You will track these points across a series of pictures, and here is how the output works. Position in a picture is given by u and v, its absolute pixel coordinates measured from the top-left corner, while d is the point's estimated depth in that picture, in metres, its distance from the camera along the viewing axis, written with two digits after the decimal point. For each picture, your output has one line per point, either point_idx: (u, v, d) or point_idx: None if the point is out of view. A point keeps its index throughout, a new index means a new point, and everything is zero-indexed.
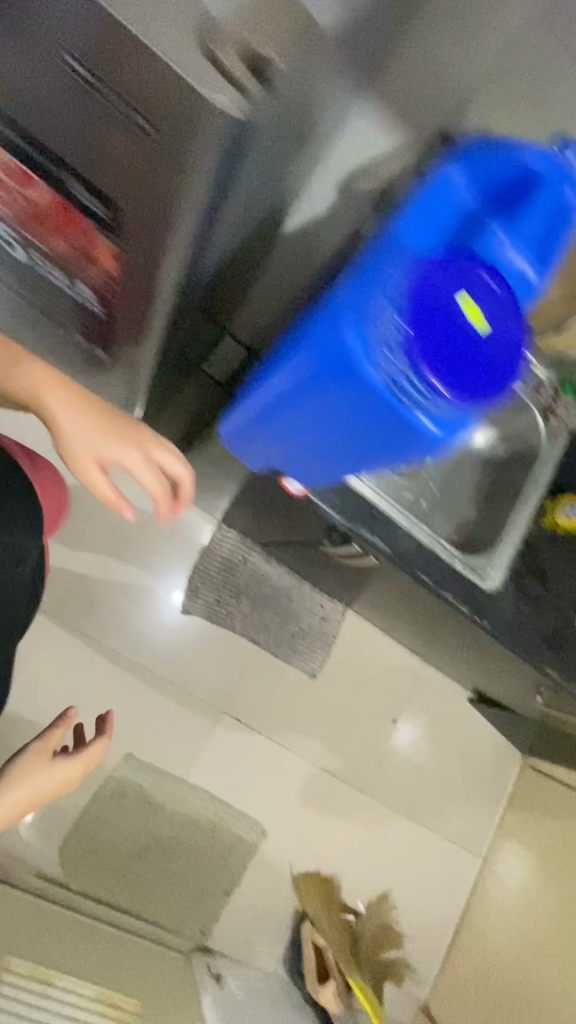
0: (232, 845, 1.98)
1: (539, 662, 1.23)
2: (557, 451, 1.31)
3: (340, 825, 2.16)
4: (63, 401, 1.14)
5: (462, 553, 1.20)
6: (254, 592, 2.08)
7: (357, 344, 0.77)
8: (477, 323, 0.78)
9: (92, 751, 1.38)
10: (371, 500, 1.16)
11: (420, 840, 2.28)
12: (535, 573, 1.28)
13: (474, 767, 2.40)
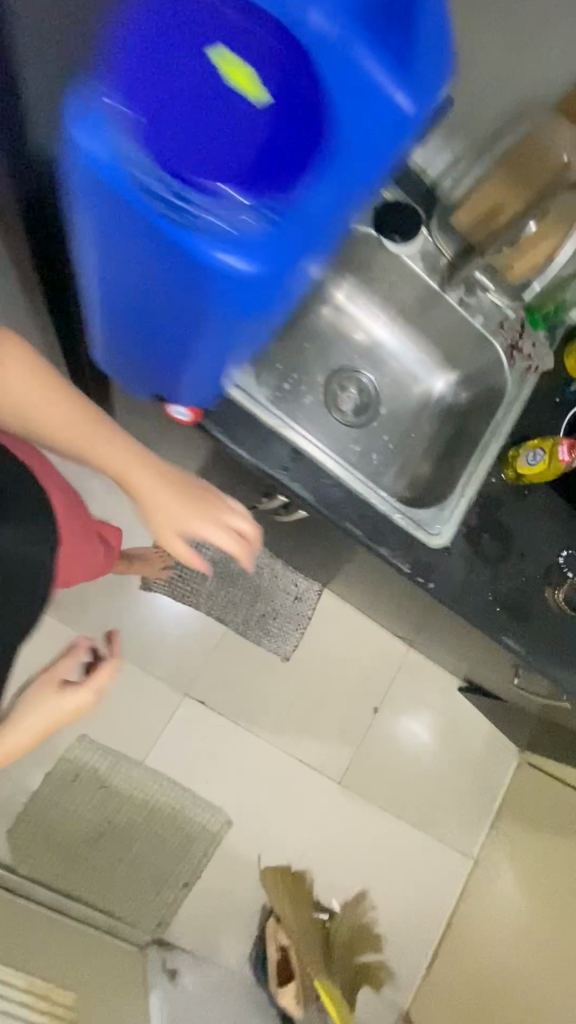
0: (194, 834, 1.87)
1: (498, 631, 1.08)
2: (521, 393, 1.14)
3: (314, 818, 2.02)
4: (131, 461, 1.06)
5: (405, 506, 1.05)
6: (222, 569, 1.97)
7: (93, 151, 0.56)
8: (246, 85, 0.55)
9: (101, 675, 1.20)
10: (294, 442, 1.03)
11: (403, 835, 2.13)
12: (497, 530, 1.12)
13: (464, 763, 2.23)
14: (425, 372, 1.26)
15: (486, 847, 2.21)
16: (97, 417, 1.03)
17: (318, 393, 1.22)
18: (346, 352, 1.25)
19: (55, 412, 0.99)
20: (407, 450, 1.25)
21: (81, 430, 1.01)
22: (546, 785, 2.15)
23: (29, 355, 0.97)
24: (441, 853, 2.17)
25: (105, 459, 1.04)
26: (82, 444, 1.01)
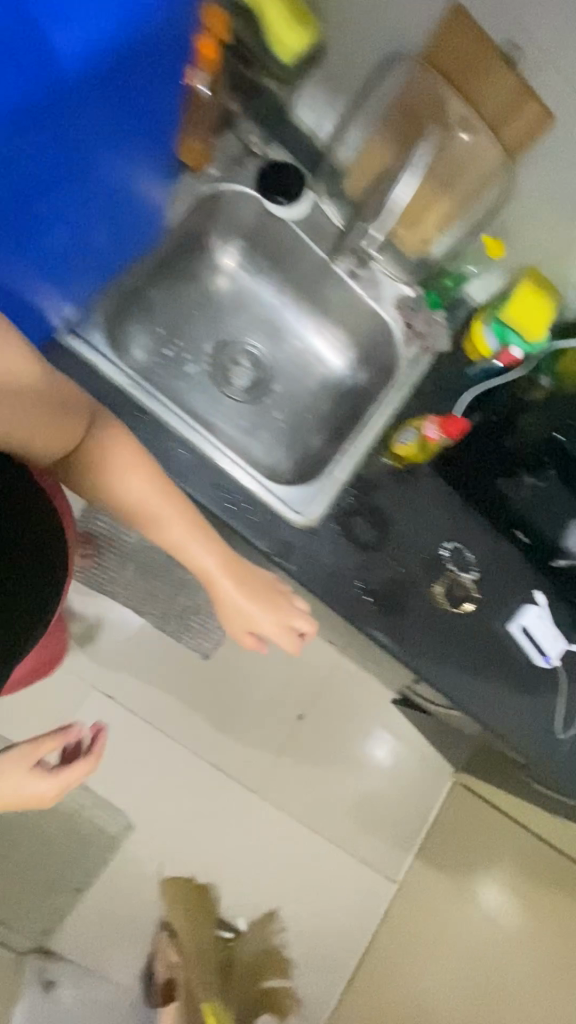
0: (91, 835, 1.80)
1: (365, 620, 1.01)
2: (412, 371, 1.09)
3: (222, 829, 1.91)
4: (228, 564, 0.94)
5: (267, 480, 1.02)
6: (139, 558, 1.83)
7: None
8: None
9: (78, 766, 1.05)
10: (149, 404, 0.99)
11: (320, 853, 2.00)
12: (374, 513, 1.04)
13: (390, 788, 2.08)
14: (327, 350, 1.20)
15: (417, 877, 2.02)
16: (190, 512, 0.91)
17: (205, 367, 1.15)
18: (242, 328, 1.18)
19: (146, 491, 0.88)
20: (297, 430, 1.18)
21: (167, 509, 0.89)
22: (484, 809, 1.98)
23: (120, 438, 0.87)
24: (357, 871, 2.01)
25: (184, 550, 0.92)
26: (163, 527, 0.90)
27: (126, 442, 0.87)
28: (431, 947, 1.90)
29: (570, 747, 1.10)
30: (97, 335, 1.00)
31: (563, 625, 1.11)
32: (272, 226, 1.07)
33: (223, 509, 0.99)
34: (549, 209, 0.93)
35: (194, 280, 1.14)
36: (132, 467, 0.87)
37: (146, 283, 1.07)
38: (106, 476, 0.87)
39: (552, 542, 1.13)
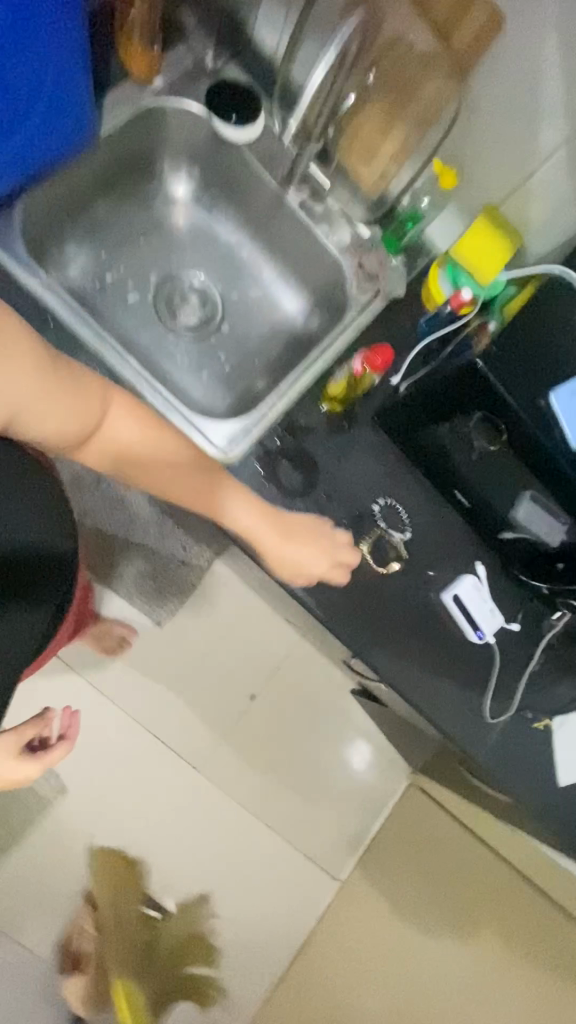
0: (20, 795, 1.72)
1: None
2: (360, 315, 1.01)
3: (156, 806, 1.80)
4: (263, 511, 0.89)
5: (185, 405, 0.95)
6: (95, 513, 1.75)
7: None
8: None
9: (54, 751, 0.92)
10: (68, 320, 0.91)
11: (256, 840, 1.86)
12: (302, 460, 0.98)
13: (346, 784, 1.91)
14: (280, 292, 1.14)
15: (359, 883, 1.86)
16: (211, 469, 0.87)
17: (148, 298, 1.10)
18: (192, 261, 1.12)
19: (164, 459, 0.85)
20: (240, 371, 1.12)
21: (188, 473, 0.85)
22: (437, 816, 1.82)
23: (128, 414, 0.81)
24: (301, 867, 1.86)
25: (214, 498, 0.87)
26: (190, 489, 0.86)
27: (136, 417, 0.82)
28: (363, 955, 1.75)
29: (495, 730, 1.05)
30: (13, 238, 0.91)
31: (502, 601, 1.05)
32: (225, 150, 1.01)
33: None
34: (504, 143, 0.83)
35: (141, 204, 1.08)
36: (147, 440, 0.83)
37: (84, 197, 1.01)
38: (123, 454, 0.84)
39: (498, 510, 0.98)
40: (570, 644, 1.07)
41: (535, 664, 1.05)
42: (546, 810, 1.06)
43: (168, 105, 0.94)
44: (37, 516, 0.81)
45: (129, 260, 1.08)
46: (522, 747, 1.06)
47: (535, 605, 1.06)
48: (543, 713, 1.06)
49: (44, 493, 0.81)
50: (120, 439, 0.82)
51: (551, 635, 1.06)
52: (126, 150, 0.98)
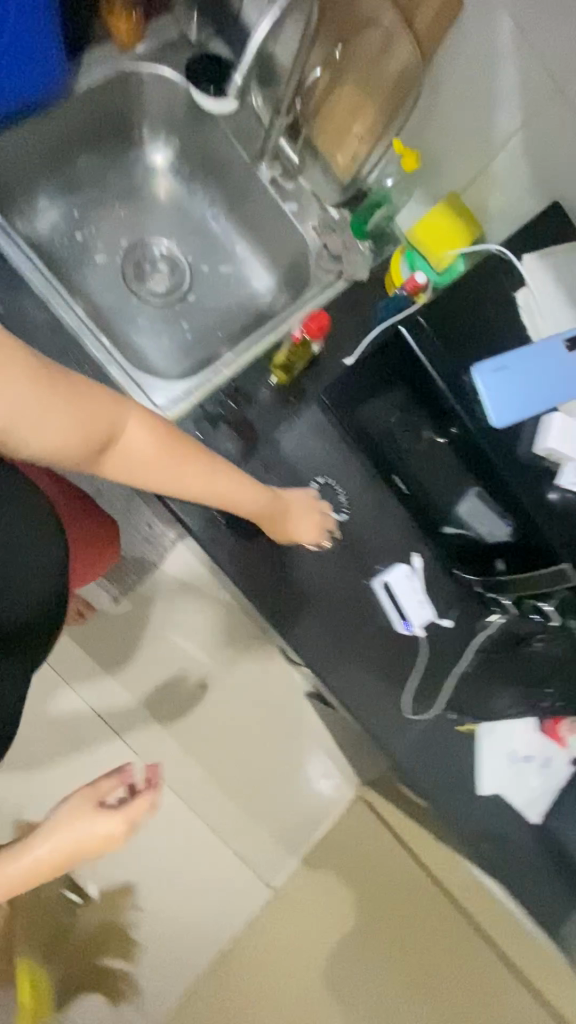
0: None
1: (218, 539, 0.98)
2: (320, 295, 1.01)
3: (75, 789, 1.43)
4: (266, 501, 0.88)
5: (125, 359, 0.94)
6: None
7: None
8: None
9: (134, 804, 0.77)
10: (16, 263, 0.90)
11: (167, 854, 1.48)
12: (242, 424, 0.97)
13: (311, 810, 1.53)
14: (250, 269, 1.14)
15: (293, 890, 1.50)
16: (217, 465, 0.81)
17: (116, 261, 1.11)
18: (165, 228, 1.13)
19: (175, 468, 0.78)
20: (201, 342, 1.12)
21: (202, 477, 0.80)
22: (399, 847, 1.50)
23: (139, 427, 0.73)
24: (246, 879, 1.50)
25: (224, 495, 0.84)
26: (203, 491, 0.82)
27: (146, 424, 0.74)
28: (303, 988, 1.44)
29: (419, 724, 1.02)
30: None
31: (437, 595, 1.03)
32: (200, 115, 1.01)
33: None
34: (460, 127, 0.83)
35: (119, 167, 1.09)
36: (157, 450, 0.76)
37: (58, 152, 1.02)
38: (135, 470, 0.76)
39: (443, 503, 0.96)
40: (505, 655, 1.04)
41: (465, 664, 1.03)
42: (463, 811, 1.04)
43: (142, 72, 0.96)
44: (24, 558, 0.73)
45: (100, 220, 1.10)
46: (446, 746, 1.04)
47: (471, 604, 1.04)
48: (470, 717, 1.03)
49: (31, 532, 0.73)
50: (132, 454, 0.75)
51: (482, 639, 1.04)
52: (102, 111, 1.00)
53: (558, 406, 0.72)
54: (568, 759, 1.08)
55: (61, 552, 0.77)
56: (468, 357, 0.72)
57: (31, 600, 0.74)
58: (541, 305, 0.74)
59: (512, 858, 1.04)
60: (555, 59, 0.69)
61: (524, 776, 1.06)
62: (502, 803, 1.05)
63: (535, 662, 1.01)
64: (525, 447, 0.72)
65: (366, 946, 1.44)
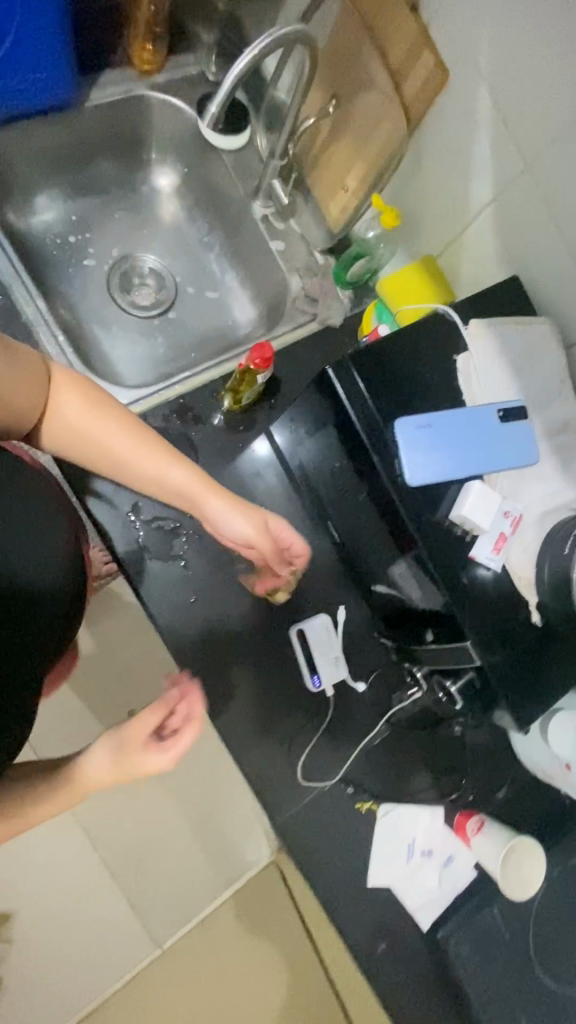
0: None
1: (137, 554, 0.93)
2: (289, 334, 1.02)
3: None
4: (196, 486, 0.83)
5: (78, 360, 0.95)
6: None
7: None
8: None
9: (179, 739, 0.76)
10: None
11: (47, 888, 1.30)
12: (183, 441, 0.96)
13: (204, 881, 1.37)
14: (235, 299, 1.14)
15: (182, 953, 1.35)
16: (149, 437, 0.81)
17: (103, 269, 1.11)
18: (160, 247, 1.14)
19: (108, 436, 0.79)
20: (172, 359, 1.10)
21: (133, 447, 0.80)
22: (293, 927, 1.39)
23: (75, 395, 0.76)
24: (122, 950, 1.32)
25: (164, 481, 0.82)
26: (133, 462, 0.81)
27: (81, 393, 0.77)
28: None
29: (312, 790, 0.95)
30: None
31: (355, 655, 0.98)
32: (206, 145, 1.05)
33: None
34: (441, 191, 0.86)
35: (123, 183, 1.11)
36: (92, 418, 0.78)
37: (62, 158, 1.04)
38: (79, 442, 0.79)
39: (382, 563, 0.86)
40: (417, 731, 0.99)
41: (375, 737, 0.98)
42: (357, 914, 0.93)
43: (155, 100, 1.01)
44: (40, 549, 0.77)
45: (96, 229, 1.11)
46: (340, 827, 0.95)
47: (392, 676, 0.99)
48: (370, 792, 0.96)
49: (49, 527, 0.77)
50: (67, 421, 0.77)
51: (399, 717, 0.98)
52: (112, 127, 1.03)
53: (484, 475, 0.71)
54: (472, 858, 0.96)
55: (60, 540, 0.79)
56: (392, 408, 0.70)
57: (45, 606, 0.77)
58: (487, 371, 0.72)
59: (406, 978, 0.91)
60: (529, 142, 0.71)
61: (419, 874, 0.94)
62: (395, 906, 0.94)
63: (450, 747, 1.00)
64: (441, 512, 0.70)
65: (248, 1015, 1.34)
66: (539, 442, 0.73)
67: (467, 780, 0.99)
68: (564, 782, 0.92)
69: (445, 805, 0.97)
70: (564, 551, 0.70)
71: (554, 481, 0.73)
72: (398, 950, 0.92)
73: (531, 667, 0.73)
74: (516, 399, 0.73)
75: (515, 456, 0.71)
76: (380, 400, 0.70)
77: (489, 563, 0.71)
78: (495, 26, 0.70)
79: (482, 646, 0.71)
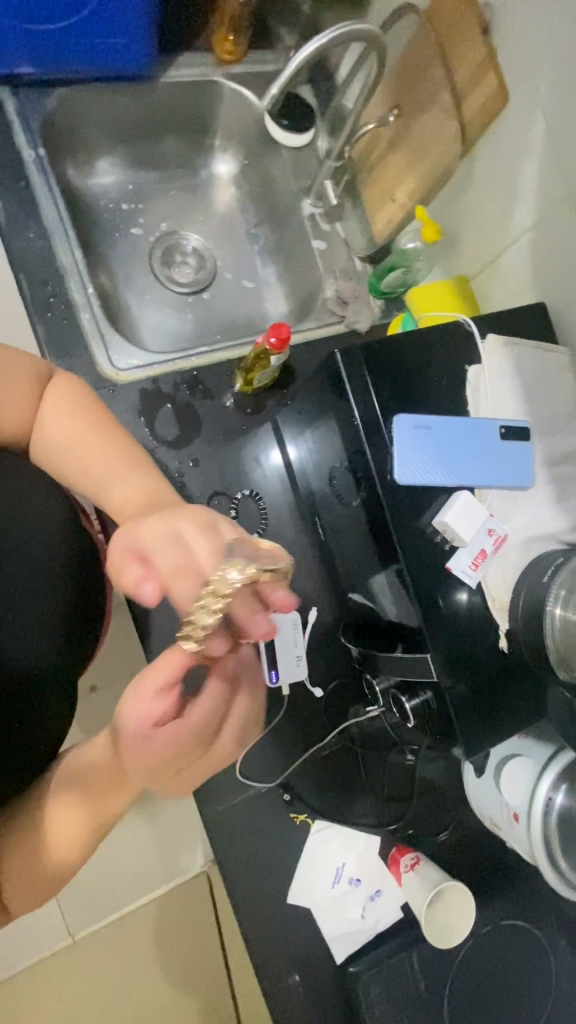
0: None
1: None
2: (314, 331, 1.03)
3: None
4: (147, 499, 0.62)
5: (103, 314, 0.96)
6: None
7: None
8: None
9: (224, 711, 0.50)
10: (39, 198, 0.95)
11: None
12: (188, 413, 0.97)
13: (125, 889, 1.26)
14: (269, 293, 1.14)
15: (92, 948, 1.25)
16: (120, 440, 0.66)
17: (147, 241, 1.11)
18: (206, 229, 1.15)
19: (74, 440, 0.65)
20: (198, 338, 1.10)
21: (95, 454, 0.64)
22: (210, 950, 1.31)
23: (47, 396, 0.65)
24: (25, 947, 1.21)
25: (119, 496, 0.63)
26: (91, 475, 0.64)
27: (62, 390, 0.66)
28: None
29: (250, 789, 0.91)
30: (33, 117, 0.96)
31: (318, 660, 0.96)
32: (269, 140, 1.08)
33: (40, 320, 0.94)
34: (483, 214, 0.87)
35: (183, 163, 1.14)
36: (64, 421, 0.65)
37: (129, 126, 1.07)
38: (57, 452, 0.66)
39: (364, 572, 0.82)
40: (367, 750, 0.96)
41: (324, 748, 0.95)
42: (272, 938, 0.87)
43: (229, 87, 1.04)
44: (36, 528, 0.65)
45: (148, 202, 1.12)
46: (270, 834, 0.91)
47: (353, 689, 0.97)
48: (308, 806, 0.92)
49: (43, 497, 0.67)
50: (42, 430, 0.65)
51: (352, 729, 0.95)
52: (180, 107, 1.06)
53: (474, 489, 0.70)
54: (400, 896, 0.91)
55: (59, 506, 0.69)
56: (393, 405, 0.69)
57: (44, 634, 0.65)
58: (495, 387, 0.72)
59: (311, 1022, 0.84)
60: (573, 168, 0.72)
61: (342, 902, 0.89)
62: (313, 933, 0.88)
63: (400, 774, 0.96)
64: (424, 516, 0.69)
65: None
66: (537, 468, 0.72)
67: (410, 812, 0.94)
68: (510, 833, 0.85)
69: (382, 835, 0.93)
70: (542, 580, 0.68)
71: (546, 509, 0.72)
72: (306, 985, 0.86)
73: (493, 697, 0.70)
74: (521, 420, 0.72)
75: (509, 477, 0.70)
76: (383, 395, 0.69)
77: (465, 578, 0.69)
78: (555, 57, 0.71)
79: (444, 665, 0.68)
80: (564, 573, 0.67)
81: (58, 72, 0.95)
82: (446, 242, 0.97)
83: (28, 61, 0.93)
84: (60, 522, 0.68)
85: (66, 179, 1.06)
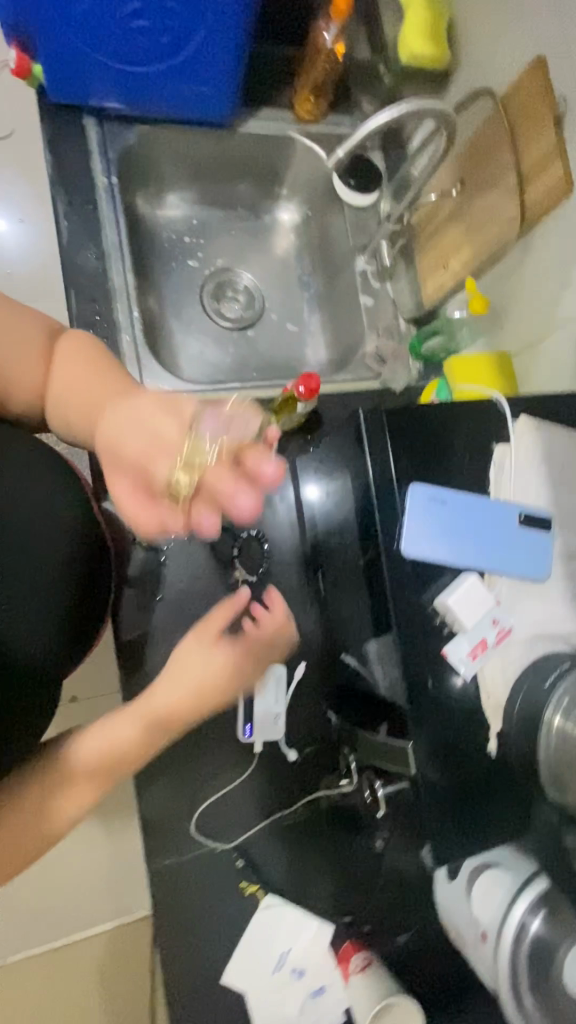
0: None
1: (121, 539, 0.88)
2: (349, 383, 1.03)
3: None
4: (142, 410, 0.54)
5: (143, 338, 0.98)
6: None
7: None
8: None
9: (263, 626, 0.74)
10: (102, 218, 0.99)
11: None
12: None
13: (59, 926, 1.16)
14: (311, 339, 1.15)
15: (11, 984, 1.14)
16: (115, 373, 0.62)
17: (202, 274, 1.14)
18: (260, 271, 1.17)
19: (75, 393, 0.62)
20: (233, 371, 1.10)
21: (99, 400, 0.61)
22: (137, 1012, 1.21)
23: (56, 356, 0.63)
24: None
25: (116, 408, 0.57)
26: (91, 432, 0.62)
27: (71, 347, 0.64)
28: None
29: (205, 846, 0.85)
30: (111, 147, 1.01)
31: (298, 723, 0.90)
32: (332, 197, 1.11)
33: None
34: (536, 294, 0.87)
35: (249, 206, 1.17)
36: (67, 378, 0.63)
37: (201, 166, 1.11)
38: (62, 402, 0.63)
39: None
40: (333, 825, 0.90)
41: (289, 816, 0.89)
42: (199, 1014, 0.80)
43: (303, 142, 1.08)
44: (49, 523, 0.68)
45: (209, 238, 1.16)
46: (216, 898, 0.84)
47: (330, 758, 0.91)
48: (260, 876, 0.86)
49: (57, 496, 0.69)
50: (50, 389, 0.64)
51: (322, 802, 0.90)
52: (253, 156, 1.10)
53: (484, 573, 0.66)
54: (344, 999, 0.82)
55: (75, 505, 0.71)
56: (411, 472, 0.66)
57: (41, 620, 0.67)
58: (518, 474, 0.69)
59: None
60: None
61: (280, 992, 0.82)
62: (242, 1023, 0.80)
63: (365, 860, 0.89)
64: (426, 593, 0.65)
65: None
66: (555, 561, 0.68)
67: (369, 906, 0.86)
68: (475, 952, 0.77)
69: (336, 925, 0.85)
70: (544, 684, 0.66)
71: (557, 606, 0.68)
72: None
73: (473, 800, 0.64)
74: (543, 510, 0.69)
75: (522, 565, 0.67)
76: (403, 456, 0.66)
77: (461, 666, 0.64)
78: None
79: (424, 758, 0.63)
80: (567, 682, 0.64)
81: (141, 109, 1.00)
82: (493, 316, 0.96)
83: (113, 95, 0.97)
84: (70, 521, 0.70)
85: (135, 208, 1.10)
